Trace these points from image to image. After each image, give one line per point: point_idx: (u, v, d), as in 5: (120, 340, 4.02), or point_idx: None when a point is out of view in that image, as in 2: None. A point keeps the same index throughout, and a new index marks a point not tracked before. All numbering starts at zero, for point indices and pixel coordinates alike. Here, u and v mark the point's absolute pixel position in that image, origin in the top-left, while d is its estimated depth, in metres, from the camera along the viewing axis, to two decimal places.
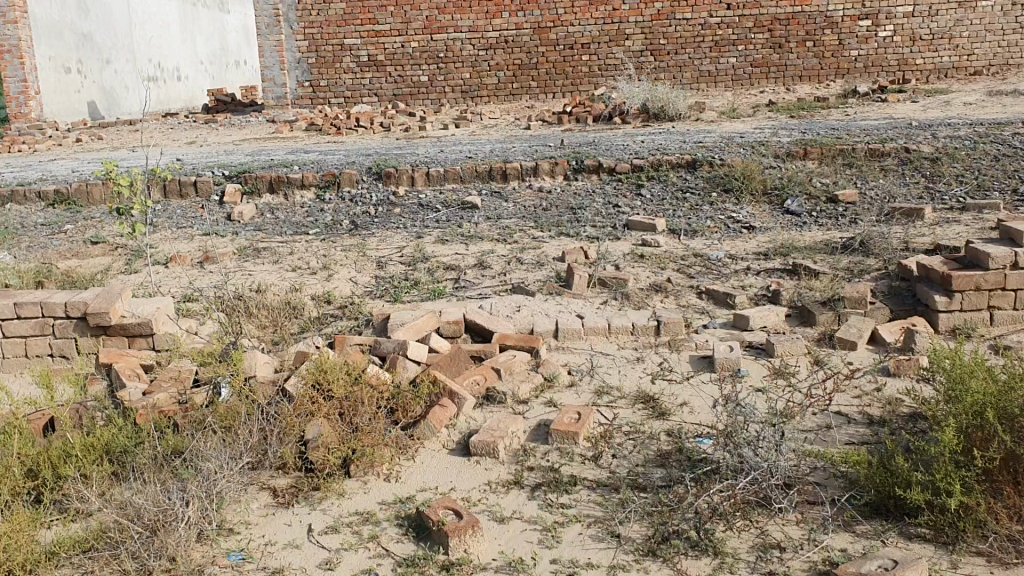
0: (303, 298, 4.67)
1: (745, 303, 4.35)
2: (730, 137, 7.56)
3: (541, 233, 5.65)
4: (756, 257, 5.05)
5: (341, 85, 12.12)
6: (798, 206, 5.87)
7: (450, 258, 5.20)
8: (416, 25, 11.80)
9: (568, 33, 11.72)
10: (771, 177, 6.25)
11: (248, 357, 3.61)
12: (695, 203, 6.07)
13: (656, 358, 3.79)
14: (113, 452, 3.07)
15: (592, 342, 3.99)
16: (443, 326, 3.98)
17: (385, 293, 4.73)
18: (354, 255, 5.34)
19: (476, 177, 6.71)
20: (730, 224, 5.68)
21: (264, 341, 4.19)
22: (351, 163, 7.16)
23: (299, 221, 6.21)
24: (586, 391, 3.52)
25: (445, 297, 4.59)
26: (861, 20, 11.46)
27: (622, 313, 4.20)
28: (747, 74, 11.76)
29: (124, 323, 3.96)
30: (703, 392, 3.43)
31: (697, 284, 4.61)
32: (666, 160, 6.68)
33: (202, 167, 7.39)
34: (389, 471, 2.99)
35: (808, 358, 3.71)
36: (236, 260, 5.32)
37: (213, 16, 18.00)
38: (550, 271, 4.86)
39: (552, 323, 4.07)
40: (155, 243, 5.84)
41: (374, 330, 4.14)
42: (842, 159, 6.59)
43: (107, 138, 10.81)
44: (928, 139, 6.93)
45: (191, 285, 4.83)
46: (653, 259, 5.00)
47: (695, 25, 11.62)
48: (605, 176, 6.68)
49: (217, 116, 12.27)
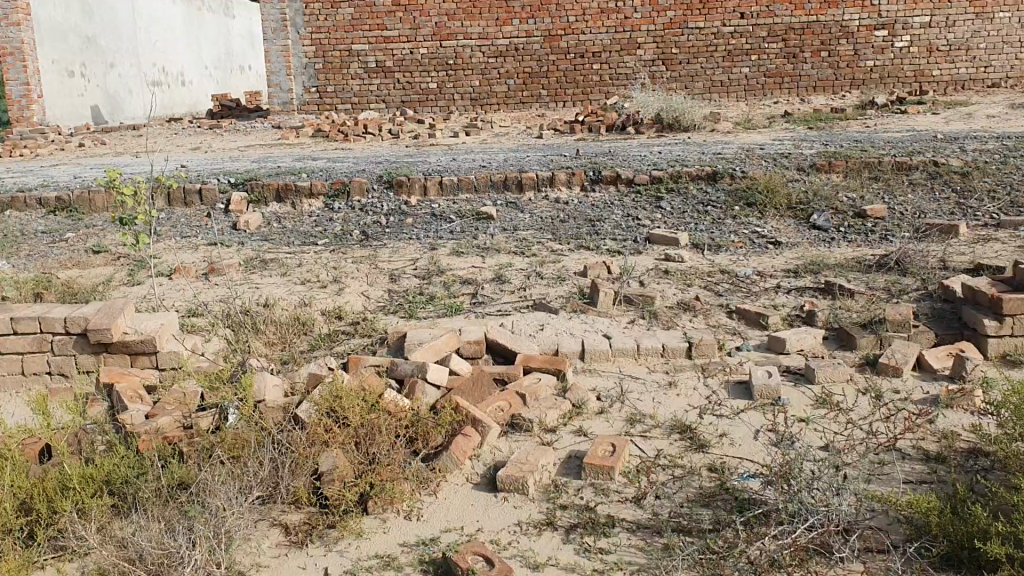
0: (313, 313, 4.46)
1: (778, 324, 4.14)
2: (750, 148, 7.35)
3: (559, 246, 5.44)
4: (786, 274, 4.84)
5: (348, 91, 11.93)
6: (825, 220, 5.65)
7: (466, 271, 5.00)
8: (425, 32, 11.60)
9: (579, 41, 11.52)
10: (796, 191, 6.04)
11: (257, 379, 3.39)
12: (717, 217, 5.86)
13: (690, 384, 3.58)
14: (114, 483, 2.84)
15: (621, 364, 3.78)
16: (463, 346, 3.76)
17: (399, 308, 4.52)
18: (366, 268, 5.13)
19: (490, 187, 6.50)
20: (755, 239, 5.47)
21: (273, 359, 3.98)
22: (361, 171, 6.95)
23: (307, 231, 6.00)
24: (618, 418, 3.31)
25: (462, 313, 4.38)
26: (877, 30, 11.26)
27: (651, 333, 3.99)
28: (760, 83, 11.57)
29: (126, 340, 3.74)
30: (743, 422, 3.23)
31: (727, 303, 4.40)
32: (686, 171, 6.48)
33: (206, 174, 7.17)
34: (410, 509, 2.79)
35: (851, 386, 3.50)
36: (243, 272, 5.11)
37: (218, 20, 17.84)
38: (571, 287, 4.65)
39: (578, 343, 3.86)
40: (159, 254, 5.63)
41: (389, 350, 3.91)
42: (868, 172, 6.39)
43: (110, 143, 10.62)
44: (956, 152, 6.72)
45: (196, 298, 4.62)
46: (679, 275, 4.79)
47: (709, 35, 11.42)
48: (624, 187, 6.48)
49: (223, 122, 12.08)
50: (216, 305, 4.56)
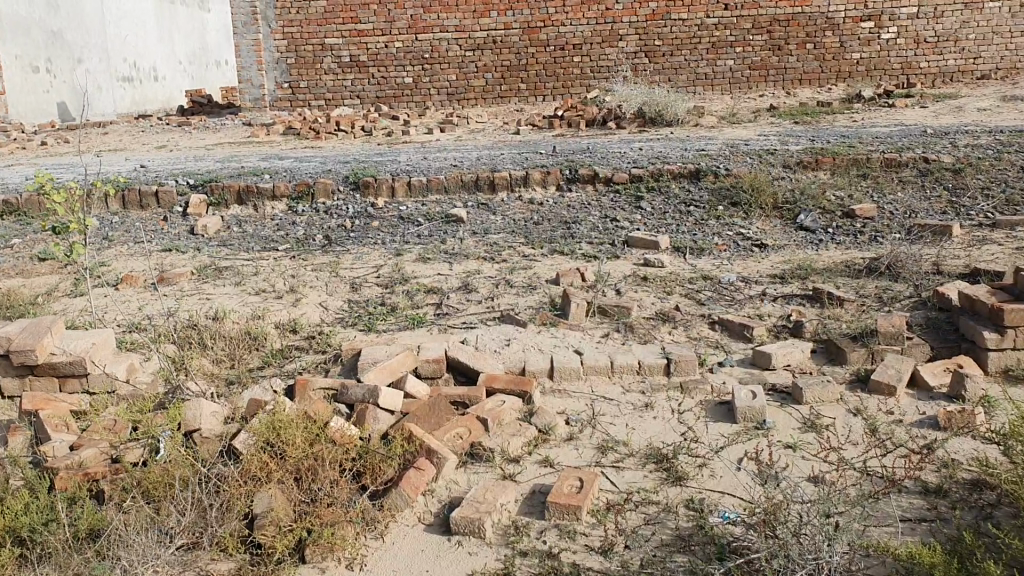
0: (266, 326, 4.15)
1: (763, 336, 3.87)
2: (734, 144, 7.07)
3: (532, 250, 5.16)
4: (771, 280, 4.57)
5: (322, 87, 11.60)
6: (812, 221, 5.38)
7: (432, 279, 4.70)
8: (400, 25, 11.28)
9: (559, 34, 11.22)
10: (781, 190, 5.76)
11: (191, 403, 3.07)
12: (699, 218, 5.57)
13: (667, 405, 3.31)
14: (20, 532, 2.55)
15: (593, 382, 3.49)
16: (421, 365, 3.47)
17: (358, 320, 4.22)
18: (326, 276, 4.82)
19: (461, 187, 6.20)
20: (739, 241, 5.20)
21: (218, 381, 3.67)
22: (327, 171, 6.64)
23: (268, 235, 5.68)
24: (588, 446, 3.03)
25: (425, 326, 4.09)
26: (863, 22, 11.01)
27: (625, 348, 3.70)
28: (745, 77, 11.29)
29: (53, 361, 3.42)
30: (724, 450, 2.95)
31: (708, 313, 4.12)
32: (667, 169, 6.19)
33: (165, 175, 6.84)
34: (352, 557, 2.49)
35: (841, 408, 3.23)
36: (194, 281, 4.79)
37: (192, 15, 17.45)
38: (543, 295, 4.36)
39: (546, 360, 3.57)
40: (108, 260, 5.30)
41: (343, 369, 3.60)
42: (856, 169, 6.12)
43: (73, 141, 10.25)
44: (947, 148, 6.46)
45: (140, 312, 4.30)
46: (657, 282, 4.51)
47: (692, 27, 11.14)
48: (602, 187, 6.19)
49: (192, 119, 11.74)
50: (161, 318, 4.24)
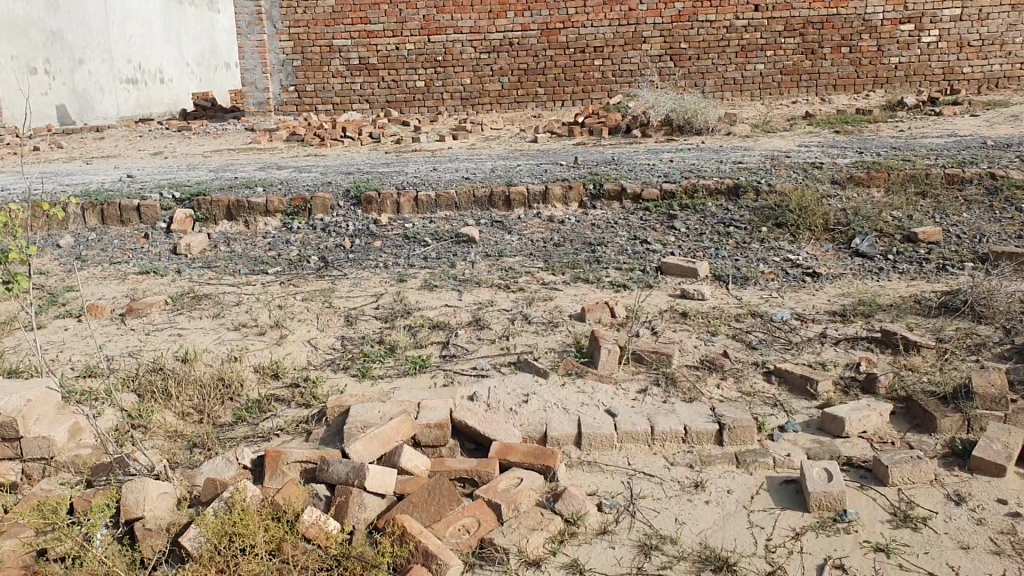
0: (242, 370, 3.56)
1: (829, 392, 3.25)
2: (775, 156, 6.45)
3: (553, 277, 4.56)
4: (830, 318, 3.95)
5: (329, 90, 11.03)
6: (870, 246, 4.76)
7: (439, 312, 4.11)
8: (412, 25, 10.69)
9: (579, 35, 10.62)
10: (833, 210, 5.13)
11: (133, 484, 2.45)
12: (741, 240, 4.96)
13: (720, 488, 2.72)
14: None
15: (630, 454, 2.89)
16: (420, 433, 2.84)
17: (350, 363, 3.63)
18: (318, 307, 4.22)
19: (473, 203, 5.61)
20: (788, 269, 4.59)
21: (179, 444, 3.09)
22: (327, 184, 6.05)
23: (258, 255, 5.10)
24: (628, 544, 2.45)
25: (427, 371, 3.50)
26: (902, 24, 10.36)
27: (668, 407, 3.10)
28: (776, 82, 10.67)
29: None
30: (799, 557, 2.36)
31: (762, 361, 3.50)
32: (703, 184, 5.56)
33: (151, 187, 6.26)
34: None
35: (937, 493, 2.62)
36: (167, 313, 4.20)
37: (201, 16, 16.96)
38: (566, 334, 3.75)
39: (572, 422, 2.96)
40: (77, 284, 4.72)
41: (328, 433, 2.99)
42: (914, 186, 5.48)
43: (66, 146, 9.71)
44: (1014, 162, 5.81)
45: (99, 352, 3.71)
46: (699, 319, 3.89)
47: (720, 29, 10.50)
48: (630, 204, 5.58)
49: (194, 123, 11.18)
50: (123, 362, 3.65)
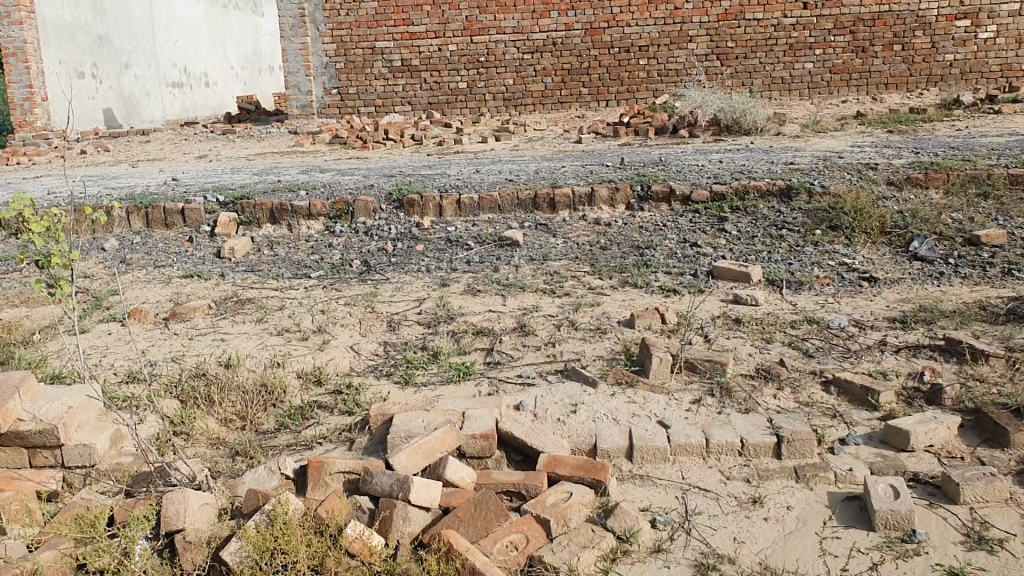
0: (284, 376, 3.50)
1: (892, 403, 3.11)
2: (827, 156, 6.27)
3: (599, 281, 4.45)
4: (890, 324, 3.79)
5: (372, 93, 11.02)
6: (929, 249, 4.59)
7: (484, 317, 4.02)
8: (455, 26, 10.63)
9: (624, 35, 10.49)
10: (890, 212, 4.96)
11: (174, 495, 2.40)
12: (794, 243, 4.81)
13: (779, 504, 2.59)
14: None
15: (684, 468, 2.78)
16: (466, 444, 2.75)
17: (393, 370, 3.55)
18: (361, 312, 4.16)
19: (517, 206, 5.51)
20: (844, 273, 4.43)
21: (221, 452, 3.04)
22: (370, 187, 5.99)
23: (301, 259, 5.05)
24: (684, 564, 2.34)
25: (472, 379, 3.41)
26: (958, 20, 10.09)
27: (723, 419, 2.98)
28: (825, 81, 10.45)
29: (21, 431, 2.76)
30: None
31: (820, 370, 3.36)
32: (753, 186, 5.41)
33: (195, 191, 6.26)
34: None
35: (1013, 513, 2.47)
36: (210, 318, 4.17)
37: (245, 19, 17.08)
38: (614, 342, 3.64)
39: (623, 434, 2.85)
40: (121, 288, 4.72)
41: (370, 442, 2.92)
42: (975, 187, 5.28)
43: (113, 150, 9.80)
44: None
45: (142, 357, 3.67)
46: (752, 325, 3.76)
47: (768, 26, 10.30)
48: (678, 206, 5.45)
49: (238, 126, 11.23)
50: (165, 367, 3.62)
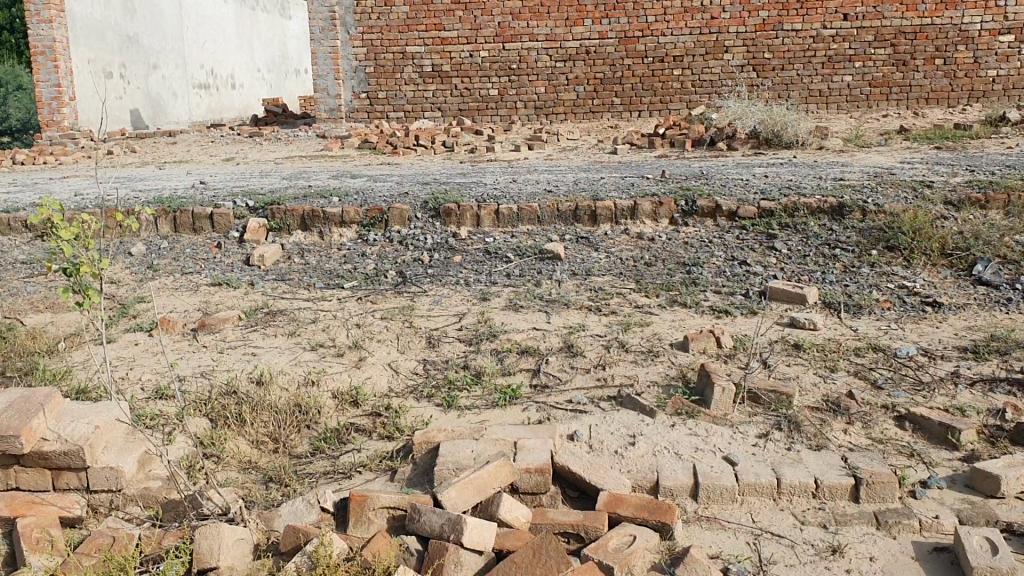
0: (320, 396, 3.30)
1: (973, 442, 2.89)
2: (878, 172, 6.05)
3: (646, 299, 4.24)
4: (961, 354, 3.57)
5: (402, 97, 10.87)
6: (993, 273, 4.36)
7: (529, 334, 3.82)
8: (487, 32, 10.44)
9: (659, 44, 10.29)
10: (951, 232, 4.73)
11: (207, 530, 2.25)
12: (849, 263, 4.60)
13: (861, 554, 2.37)
14: None
15: (754, 509, 2.57)
16: (520, 478, 2.55)
17: (435, 390, 3.35)
18: (398, 326, 3.97)
19: (557, 217, 5.31)
20: (905, 297, 4.21)
21: (255, 478, 2.85)
22: (405, 195, 5.81)
23: (334, 269, 4.87)
24: None
25: (519, 403, 3.22)
26: (1001, 35, 9.84)
27: (793, 456, 2.77)
28: (864, 94, 10.20)
29: (45, 451, 2.58)
30: None
31: (893, 403, 3.14)
32: (804, 202, 5.19)
33: (224, 195, 6.09)
34: None
35: None
36: (240, 329, 3.99)
37: (273, 21, 17.01)
38: (668, 367, 3.44)
39: (687, 471, 2.65)
40: (149, 295, 4.56)
41: (415, 473, 2.74)
42: None
43: (141, 151, 9.70)
44: None
45: (171, 372, 3.49)
46: (814, 352, 3.55)
47: (806, 38, 10.07)
48: (725, 221, 5.23)
49: (265, 129, 11.09)
50: (195, 383, 3.43)
